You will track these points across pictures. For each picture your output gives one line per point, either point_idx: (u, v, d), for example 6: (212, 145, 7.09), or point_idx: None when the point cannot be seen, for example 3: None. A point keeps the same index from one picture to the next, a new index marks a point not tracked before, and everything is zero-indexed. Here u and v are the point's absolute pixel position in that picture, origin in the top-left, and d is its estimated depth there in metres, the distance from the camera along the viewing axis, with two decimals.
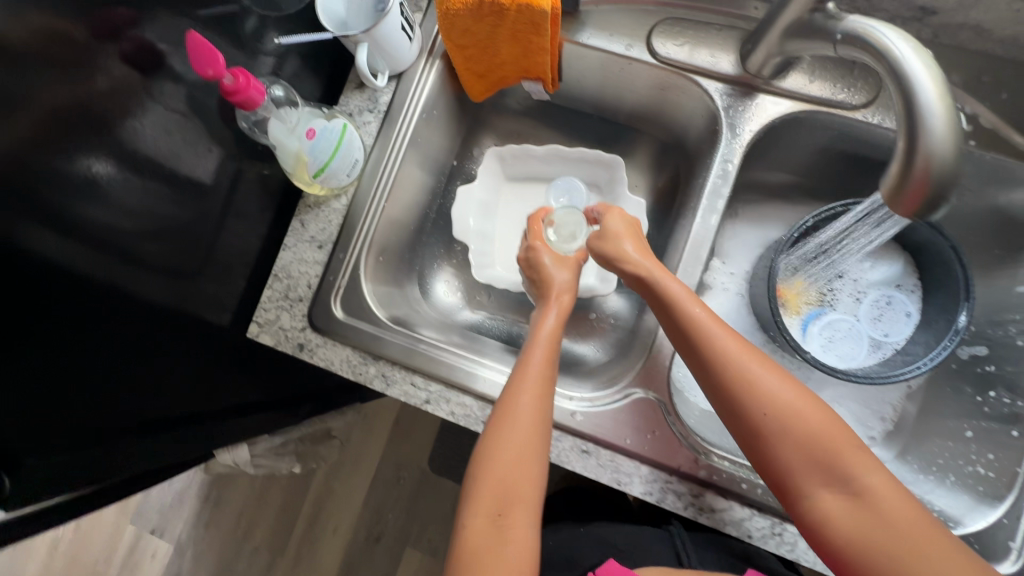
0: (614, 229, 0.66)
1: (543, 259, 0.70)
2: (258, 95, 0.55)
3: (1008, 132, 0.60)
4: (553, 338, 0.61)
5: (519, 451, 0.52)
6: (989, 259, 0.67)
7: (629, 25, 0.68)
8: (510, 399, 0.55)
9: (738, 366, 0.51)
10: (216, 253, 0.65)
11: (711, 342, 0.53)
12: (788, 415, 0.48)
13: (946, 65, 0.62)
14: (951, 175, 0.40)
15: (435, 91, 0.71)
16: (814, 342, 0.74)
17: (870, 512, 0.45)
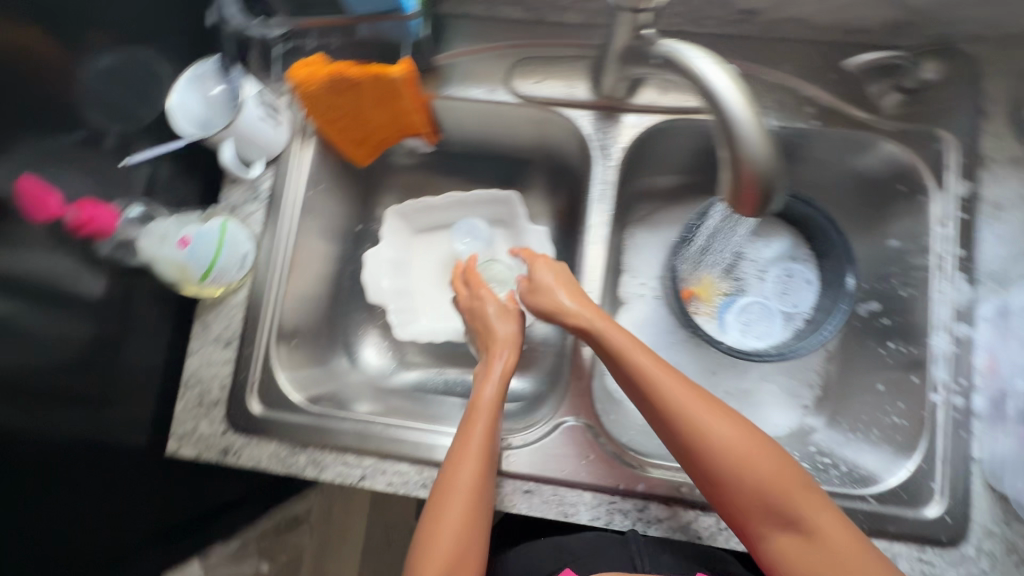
0: (546, 278, 0.65)
1: (490, 309, 0.69)
2: (110, 218, 0.56)
3: (847, 108, 0.65)
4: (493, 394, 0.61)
5: (466, 519, 0.54)
6: (865, 219, 0.71)
7: (488, 71, 0.70)
8: (452, 471, 0.55)
9: (685, 407, 0.53)
10: (115, 374, 0.61)
11: (664, 388, 0.54)
12: (731, 455, 0.51)
13: (779, 57, 0.67)
14: (773, 173, 0.43)
15: (316, 167, 0.71)
16: (733, 331, 0.76)
17: (816, 548, 0.49)
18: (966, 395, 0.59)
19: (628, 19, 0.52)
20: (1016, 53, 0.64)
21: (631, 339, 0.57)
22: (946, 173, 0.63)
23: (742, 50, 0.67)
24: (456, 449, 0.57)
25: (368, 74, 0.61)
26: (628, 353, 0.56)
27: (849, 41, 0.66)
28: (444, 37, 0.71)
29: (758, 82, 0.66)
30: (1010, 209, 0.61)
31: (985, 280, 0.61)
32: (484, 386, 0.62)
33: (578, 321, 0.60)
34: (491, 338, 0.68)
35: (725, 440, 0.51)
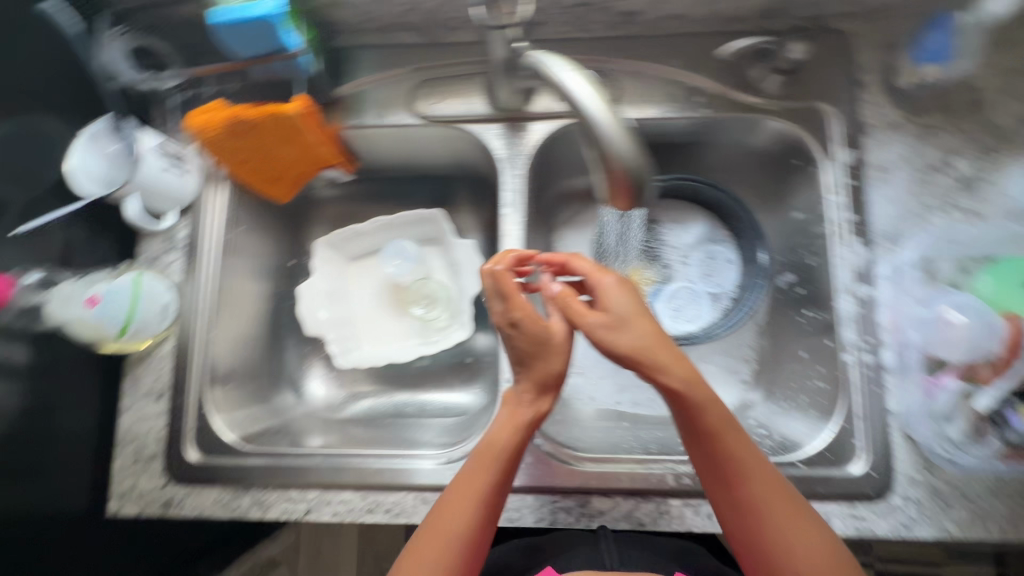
0: (624, 312, 0.47)
1: (530, 333, 0.51)
2: (2, 286, 0.55)
3: (734, 93, 0.68)
4: (506, 445, 0.52)
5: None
6: (767, 195, 0.75)
7: (391, 97, 0.72)
8: (444, 523, 0.48)
9: (749, 484, 0.47)
10: (42, 442, 0.60)
11: (740, 460, 0.47)
12: (794, 546, 0.45)
13: (666, 52, 0.69)
14: (641, 165, 0.45)
15: (233, 209, 0.72)
16: (664, 319, 0.77)
17: None
18: (875, 351, 0.61)
19: (500, 35, 0.53)
20: (881, 23, 0.67)
21: (716, 404, 0.47)
22: (831, 143, 0.66)
23: (632, 48, 0.69)
24: (460, 490, 0.50)
25: (264, 113, 0.62)
26: (707, 421, 0.47)
27: (730, 29, 0.69)
28: (345, 69, 0.72)
29: (647, 80, 0.69)
30: (894, 170, 0.64)
31: (879, 241, 0.63)
32: (503, 431, 0.53)
33: (662, 373, 0.46)
34: (525, 362, 0.53)
35: (785, 528, 0.46)
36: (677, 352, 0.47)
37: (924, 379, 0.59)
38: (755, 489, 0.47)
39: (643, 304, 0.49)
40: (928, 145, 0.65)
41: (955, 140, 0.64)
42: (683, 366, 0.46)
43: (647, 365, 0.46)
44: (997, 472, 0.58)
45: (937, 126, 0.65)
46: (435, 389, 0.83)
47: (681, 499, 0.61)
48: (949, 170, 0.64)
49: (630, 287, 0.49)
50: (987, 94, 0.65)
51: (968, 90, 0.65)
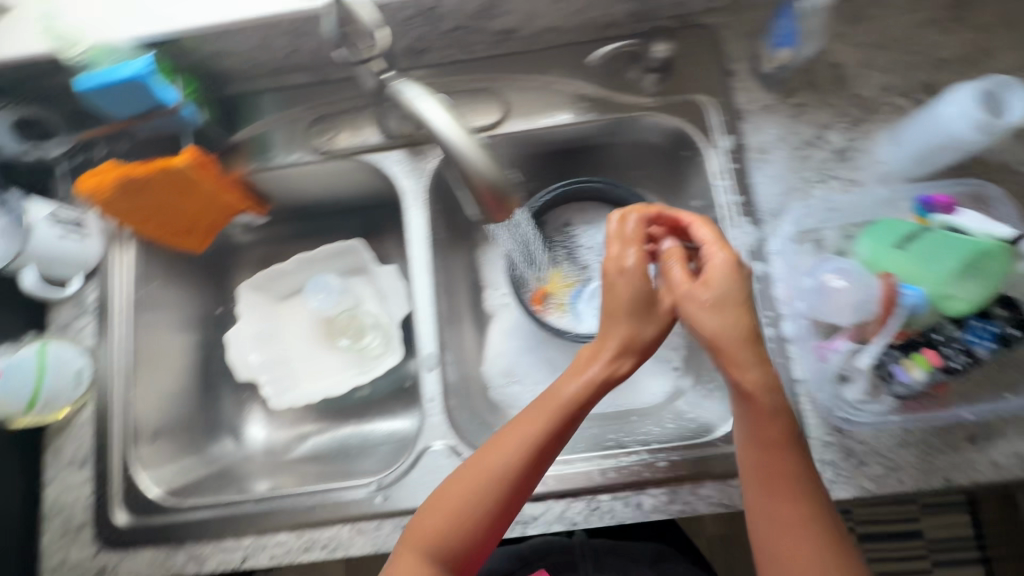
0: (724, 295, 0.49)
1: (625, 294, 0.52)
2: None
3: (616, 95, 0.71)
4: (576, 399, 0.50)
5: (483, 515, 0.49)
6: (675, 182, 0.77)
7: (290, 137, 0.73)
8: (499, 451, 0.50)
9: (792, 496, 0.47)
10: None
11: (793, 472, 0.47)
12: (817, 562, 0.45)
13: (547, 63, 0.72)
14: (503, 180, 0.48)
15: (143, 268, 0.73)
16: (589, 318, 0.79)
17: None
18: (776, 324, 0.63)
19: (367, 70, 0.54)
20: (743, 14, 0.71)
21: (791, 420, 0.47)
22: (712, 132, 0.69)
23: (516, 64, 0.72)
24: (520, 430, 0.50)
25: (154, 169, 0.63)
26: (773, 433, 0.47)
27: (605, 35, 0.72)
28: (241, 116, 0.73)
29: (532, 92, 0.71)
30: (773, 150, 0.67)
31: (767, 219, 0.66)
32: (573, 385, 0.51)
33: (742, 368, 0.47)
34: (611, 321, 0.53)
35: (812, 543, 0.45)
36: (766, 357, 0.47)
37: (816, 344, 0.61)
38: (793, 504, 0.46)
39: (744, 297, 0.49)
40: (802, 122, 0.68)
41: (826, 115, 0.68)
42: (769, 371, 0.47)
43: (730, 350, 0.47)
44: (899, 424, 0.60)
45: (807, 103, 0.68)
46: (377, 417, 0.83)
47: (610, 493, 0.62)
48: (824, 143, 0.67)
49: (743, 271, 0.50)
50: (849, 68, 0.69)
51: (831, 66, 0.69)
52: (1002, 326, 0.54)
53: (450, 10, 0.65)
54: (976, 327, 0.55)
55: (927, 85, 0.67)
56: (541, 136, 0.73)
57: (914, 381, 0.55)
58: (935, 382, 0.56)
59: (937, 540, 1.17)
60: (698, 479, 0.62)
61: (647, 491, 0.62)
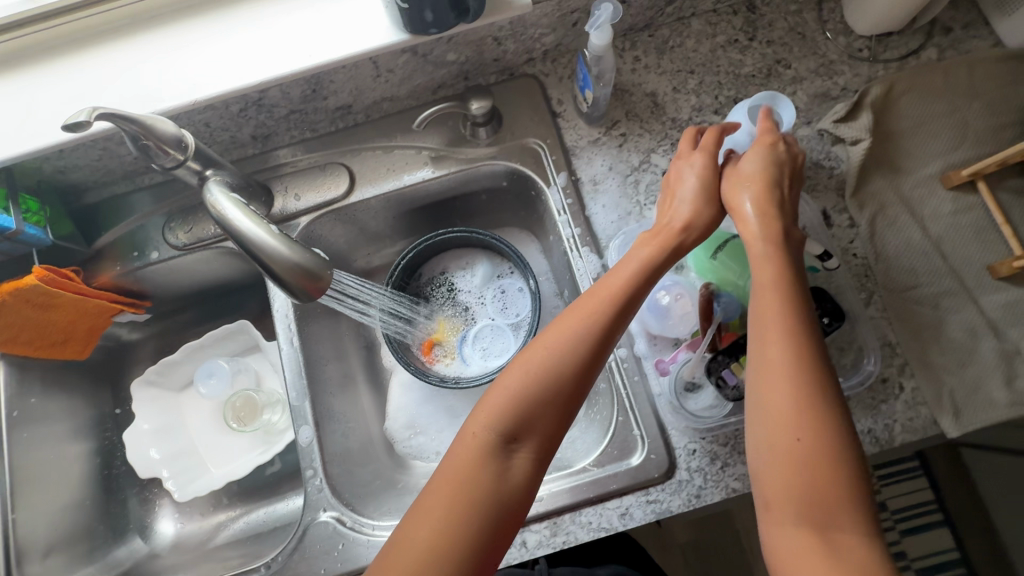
0: (769, 175, 0.55)
1: (690, 171, 0.58)
2: None
3: (456, 150, 0.75)
4: (641, 267, 0.55)
5: (551, 385, 0.50)
6: (527, 222, 0.83)
7: (152, 234, 0.76)
8: (581, 310, 0.53)
9: (790, 340, 0.48)
10: None
11: (806, 330, 0.49)
12: (827, 389, 0.47)
13: (389, 130, 0.77)
14: (306, 260, 0.50)
15: (15, 386, 0.73)
16: (475, 361, 0.81)
17: (821, 479, 0.45)
18: (627, 344, 0.66)
19: (185, 170, 0.59)
20: (560, 61, 0.76)
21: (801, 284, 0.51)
22: (548, 172, 0.73)
23: (360, 137, 0.77)
24: (599, 289, 0.54)
25: (5, 291, 0.65)
26: (779, 284, 0.51)
27: (439, 96, 0.77)
28: (102, 222, 0.76)
29: (378, 157, 0.76)
30: (605, 180, 0.72)
31: (607, 246, 0.69)
32: (642, 250, 0.56)
33: (768, 230, 0.53)
34: (675, 196, 0.58)
35: (804, 381, 0.47)
36: (788, 230, 0.54)
37: (656, 361, 0.64)
38: (787, 344, 0.48)
39: (784, 181, 0.56)
40: (627, 150, 0.72)
41: (649, 141, 0.72)
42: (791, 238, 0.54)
43: (761, 214, 0.54)
44: None
45: (630, 132, 0.73)
46: (288, 493, 0.83)
47: None
48: (651, 167, 0.72)
49: (788, 157, 0.57)
50: (663, 94, 0.74)
51: (647, 95, 0.74)
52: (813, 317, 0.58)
53: (278, 99, 0.69)
54: None
55: (734, 99, 0.73)
56: (393, 198, 0.76)
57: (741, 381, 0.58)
58: None
59: (899, 510, 1.16)
60: (577, 508, 0.63)
61: (529, 528, 0.63)
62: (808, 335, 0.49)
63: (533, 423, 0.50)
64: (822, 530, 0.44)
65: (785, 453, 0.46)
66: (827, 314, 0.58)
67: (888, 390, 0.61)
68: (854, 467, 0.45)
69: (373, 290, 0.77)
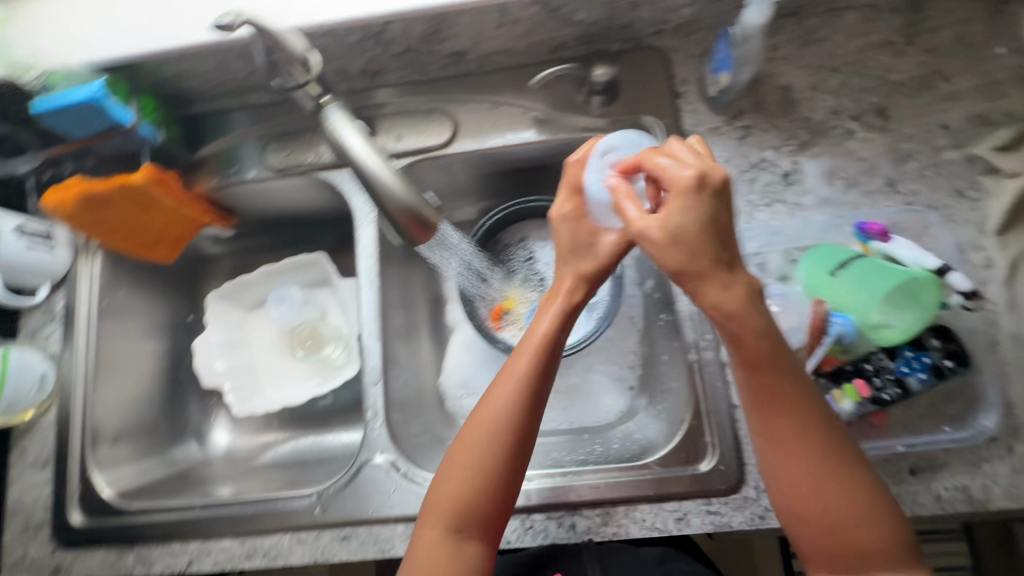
0: (678, 228, 0.43)
1: (563, 237, 0.54)
2: None
3: (565, 116, 0.72)
4: (547, 345, 0.51)
5: (484, 470, 0.49)
6: None
7: (250, 154, 0.76)
8: (489, 404, 0.50)
9: (790, 409, 0.45)
10: None
11: (790, 400, 0.45)
12: (827, 453, 0.44)
13: (497, 85, 0.74)
14: (421, 207, 0.49)
15: (108, 276, 0.76)
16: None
17: (849, 554, 0.44)
18: (714, 349, 0.63)
19: (304, 94, 0.57)
20: (691, 37, 0.71)
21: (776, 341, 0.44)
22: None
23: (467, 87, 0.74)
24: (502, 375, 0.51)
25: (112, 185, 0.67)
26: (749, 345, 0.44)
27: (555, 57, 0.73)
28: (205, 133, 0.77)
29: (483, 111, 0.73)
30: None
31: None
32: (540, 321, 0.52)
33: (689, 285, 0.44)
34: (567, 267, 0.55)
35: (813, 457, 0.44)
36: (721, 272, 0.43)
37: None
38: (779, 415, 0.45)
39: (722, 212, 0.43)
40: (748, 145, 0.68)
41: (773, 138, 0.67)
42: (729, 285, 0.43)
43: (675, 272, 0.44)
44: None
45: (755, 126, 0.68)
46: (338, 428, 0.85)
47: (544, 512, 0.63)
48: (771, 166, 0.67)
49: (710, 199, 0.43)
50: (798, 90, 0.68)
51: (780, 88, 0.68)
52: (935, 357, 0.53)
53: (397, 35, 0.67)
54: (908, 357, 0.54)
55: (878, 107, 0.66)
56: (490, 155, 0.74)
57: (844, 412, 0.54)
58: (866, 413, 0.54)
59: None
60: (632, 502, 0.62)
61: (581, 512, 0.62)
62: (801, 404, 0.45)
63: (474, 504, 0.49)
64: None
65: (818, 523, 0.44)
66: (951, 355, 0.53)
67: (995, 451, 0.56)
68: (888, 518, 0.44)
69: (461, 245, 0.76)
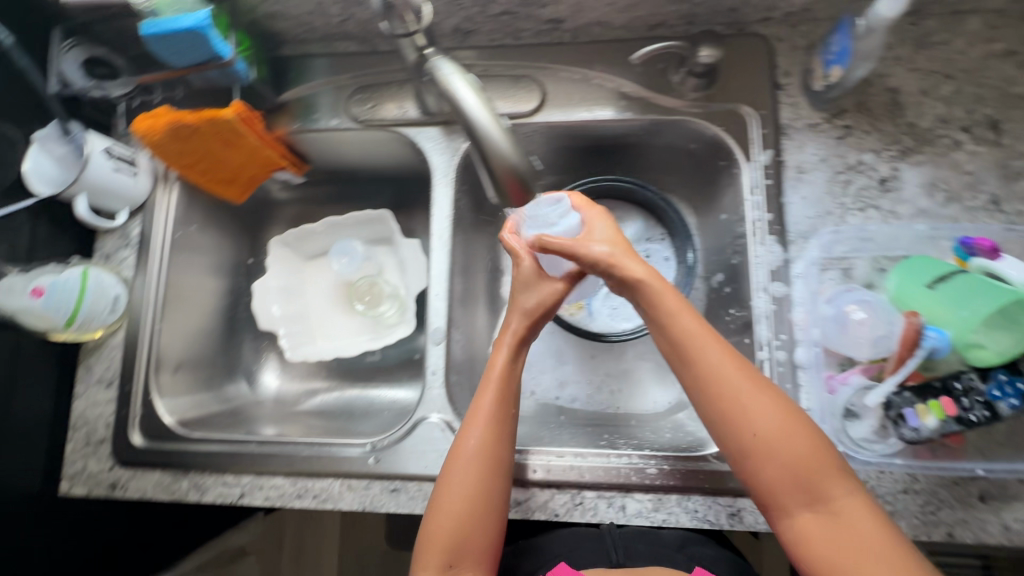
0: (596, 230, 0.63)
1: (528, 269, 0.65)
2: None
3: (656, 97, 0.70)
4: (508, 371, 0.61)
5: (469, 502, 0.56)
6: (695, 192, 0.78)
7: (333, 103, 0.76)
8: (462, 445, 0.58)
9: (704, 366, 0.54)
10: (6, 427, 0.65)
11: (705, 354, 0.54)
12: (746, 391, 0.52)
13: (589, 57, 0.72)
14: (527, 170, 0.49)
15: (183, 208, 0.77)
16: (602, 317, 0.82)
17: (796, 480, 0.50)
18: (789, 348, 0.61)
19: (409, 43, 0.56)
20: (799, 28, 0.68)
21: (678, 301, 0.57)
22: (750, 145, 0.67)
23: (558, 55, 0.72)
24: (470, 421, 0.59)
25: (202, 118, 0.67)
26: (664, 308, 0.57)
27: (653, 35, 0.71)
28: (290, 76, 0.77)
29: (572, 82, 0.72)
30: (812, 170, 0.65)
31: (795, 241, 0.64)
32: (498, 355, 0.61)
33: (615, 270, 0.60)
34: (513, 303, 0.65)
35: (737, 397, 0.52)
36: (632, 257, 0.60)
37: (824, 376, 0.59)
38: (704, 369, 0.54)
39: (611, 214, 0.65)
40: (847, 145, 0.65)
41: (874, 141, 0.65)
42: (641, 263, 0.60)
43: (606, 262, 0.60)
44: (908, 470, 0.57)
45: (856, 126, 0.66)
46: (383, 384, 0.85)
47: (596, 491, 0.63)
48: (868, 170, 0.65)
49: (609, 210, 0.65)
50: (907, 94, 0.65)
51: (888, 90, 0.66)
52: None
53: None
54: (1001, 381, 0.51)
55: (990, 120, 0.63)
56: (573, 129, 0.73)
57: (926, 427, 0.52)
58: (950, 432, 0.52)
59: None
60: (687, 492, 0.62)
61: (633, 495, 0.62)
62: (715, 355, 0.54)
63: (464, 530, 0.55)
64: (823, 508, 0.49)
65: (760, 452, 0.51)
66: None
67: None
68: (814, 435, 0.51)
69: None
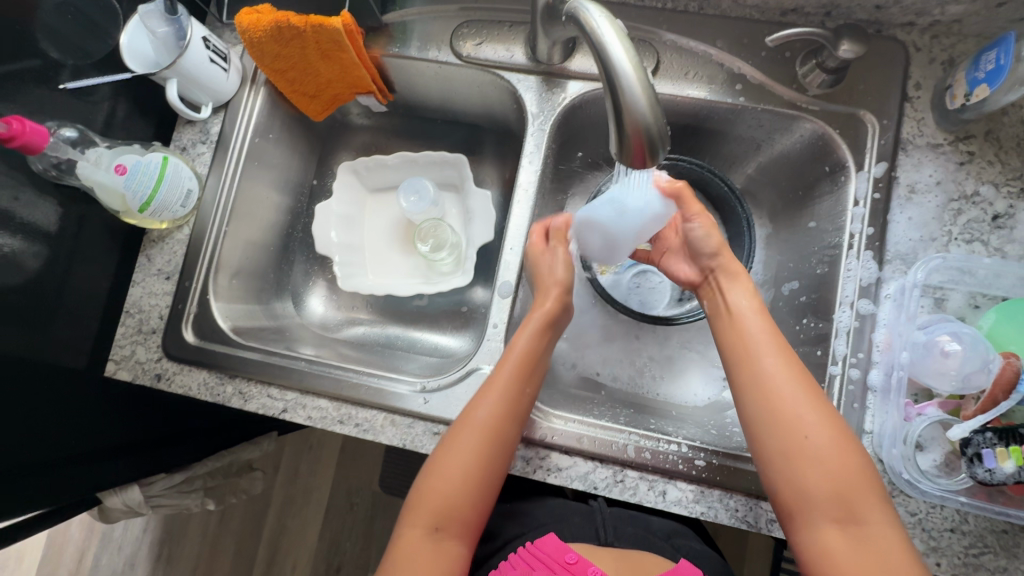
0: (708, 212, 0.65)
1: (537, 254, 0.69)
2: (41, 138, 0.55)
3: (773, 85, 0.67)
4: (530, 351, 0.62)
5: (469, 472, 0.57)
6: (783, 192, 0.75)
7: (436, 33, 0.73)
8: (470, 414, 0.59)
9: (757, 369, 0.54)
10: (67, 299, 0.64)
11: (759, 358, 0.54)
12: (794, 404, 0.51)
13: (711, 32, 0.68)
14: (658, 130, 0.44)
15: (265, 114, 0.76)
16: (619, 290, 0.80)
17: (830, 498, 0.49)
18: (864, 368, 0.60)
19: None
20: (941, 40, 0.65)
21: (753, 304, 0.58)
22: (864, 154, 0.64)
23: (680, 24, 0.69)
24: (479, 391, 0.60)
25: (308, 22, 0.64)
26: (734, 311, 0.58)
27: (783, 21, 0.68)
28: None
29: (689, 55, 0.68)
30: (925, 192, 0.62)
31: (892, 261, 0.62)
32: (519, 334, 0.64)
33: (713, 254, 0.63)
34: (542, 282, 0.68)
35: (784, 405, 0.52)
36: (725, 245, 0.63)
37: (903, 403, 0.58)
38: (760, 369, 0.54)
39: None
40: (966, 173, 0.62)
41: (995, 173, 0.62)
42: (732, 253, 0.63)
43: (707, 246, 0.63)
44: (962, 512, 0.55)
45: (980, 155, 0.62)
46: (427, 328, 0.84)
47: (638, 472, 0.62)
48: (982, 203, 0.62)
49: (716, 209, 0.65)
50: None
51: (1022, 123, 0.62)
52: None
53: None
54: None
55: None
56: (678, 105, 0.70)
57: (1001, 470, 0.51)
58: None
59: None
60: (730, 490, 0.61)
61: (676, 483, 0.62)
62: (773, 365, 0.54)
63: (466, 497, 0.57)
64: (853, 530, 0.48)
65: (795, 464, 0.50)
66: None
67: None
68: (855, 460, 0.50)
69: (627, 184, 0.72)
